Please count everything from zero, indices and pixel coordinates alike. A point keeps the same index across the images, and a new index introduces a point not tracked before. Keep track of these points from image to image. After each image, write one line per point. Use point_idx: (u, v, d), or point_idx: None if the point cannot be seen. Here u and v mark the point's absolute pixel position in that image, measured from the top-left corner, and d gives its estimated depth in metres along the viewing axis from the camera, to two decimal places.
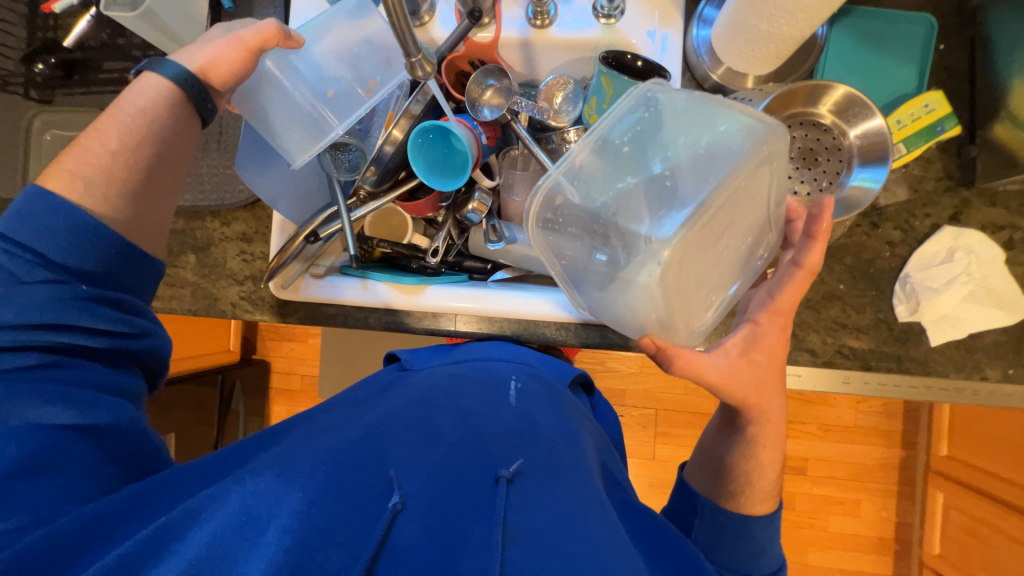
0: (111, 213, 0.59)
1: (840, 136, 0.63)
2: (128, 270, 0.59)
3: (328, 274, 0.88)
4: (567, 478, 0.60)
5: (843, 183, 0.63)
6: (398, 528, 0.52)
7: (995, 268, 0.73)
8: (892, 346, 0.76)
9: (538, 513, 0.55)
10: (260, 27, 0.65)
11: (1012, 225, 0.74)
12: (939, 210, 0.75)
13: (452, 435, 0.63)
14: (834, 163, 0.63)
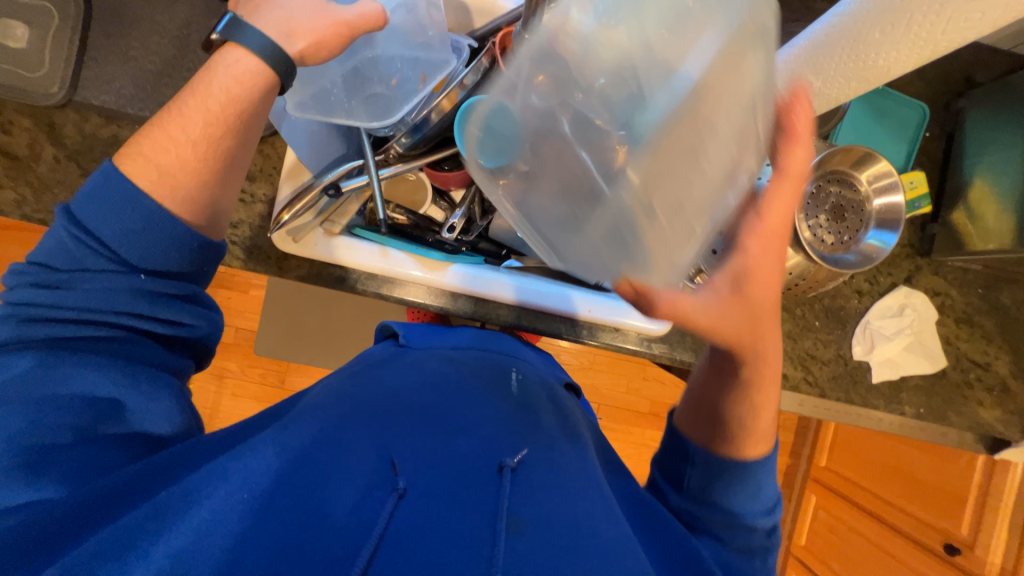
0: (148, 164, 0.51)
1: (864, 202, 0.68)
2: (152, 230, 0.51)
3: (342, 235, 0.81)
4: (574, 474, 0.58)
5: (858, 239, 0.68)
6: (397, 516, 0.48)
7: (929, 325, 0.89)
8: (845, 379, 0.89)
9: (541, 503, 0.53)
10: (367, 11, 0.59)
11: (944, 293, 0.91)
12: (898, 271, 0.90)
13: (450, 417, 0.60)
14: (855, 222, 0.68)
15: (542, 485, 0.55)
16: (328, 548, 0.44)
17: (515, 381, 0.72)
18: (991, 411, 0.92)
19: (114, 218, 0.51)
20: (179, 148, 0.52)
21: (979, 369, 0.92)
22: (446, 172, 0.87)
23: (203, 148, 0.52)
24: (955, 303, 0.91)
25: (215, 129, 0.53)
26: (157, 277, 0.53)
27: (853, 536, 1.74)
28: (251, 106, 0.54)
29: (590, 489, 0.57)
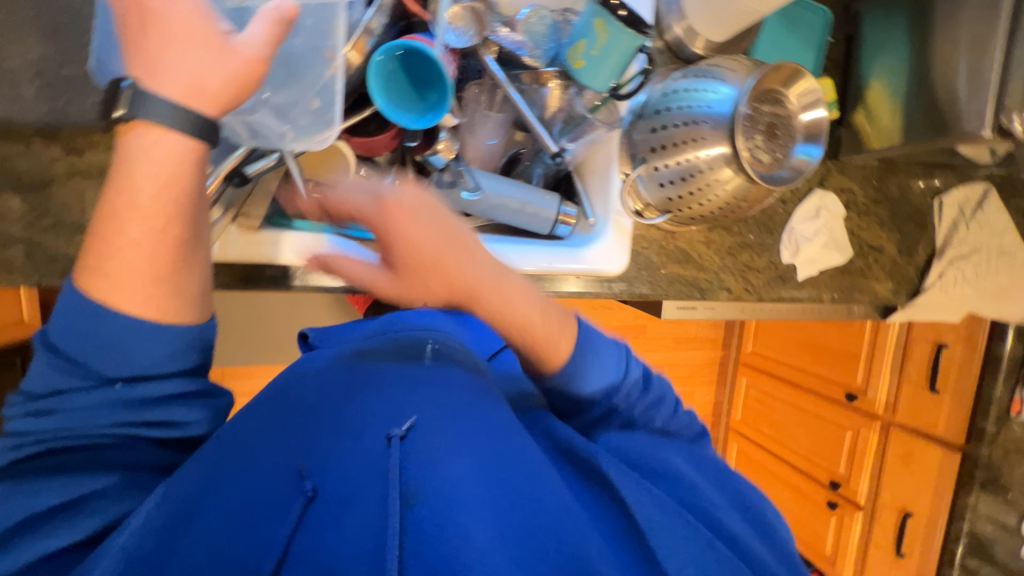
0: (105, 271, 0.42)
1: (792, 116, 0.71)
2: (95, 328, 0.42)
3: (262, 228, 0.70)
4: (469, 426, 0.61)
5: (790, 154, 0.71)
6: (305, 516, 0.52)
7: (838, 222, 1.00)
8: (776, 283, 0.99)
9: (472, 473, 0.57)
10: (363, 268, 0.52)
11: (850, 190, 1.01)
12: (813, 177, 0.97)
13: (368, 412, 0.60)
14: (786, 139, 0.71)
15: (449, 454, 0.58)
16: (228, 556, 0.48)
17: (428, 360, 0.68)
18: (884, 285, 1.09)
19: (72, 328, 0.42)
20: (124, 254, 0.42)
21: (875, 252, 1.07)
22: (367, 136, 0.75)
23: (157, 243, 0.42)
24: (855, 198, 1.02)
25: (158, 222, 0.41)
26: (136, 382, 0.45)
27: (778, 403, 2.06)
28: (191, 187, 0.42)
29: (525, 450, 0.60)
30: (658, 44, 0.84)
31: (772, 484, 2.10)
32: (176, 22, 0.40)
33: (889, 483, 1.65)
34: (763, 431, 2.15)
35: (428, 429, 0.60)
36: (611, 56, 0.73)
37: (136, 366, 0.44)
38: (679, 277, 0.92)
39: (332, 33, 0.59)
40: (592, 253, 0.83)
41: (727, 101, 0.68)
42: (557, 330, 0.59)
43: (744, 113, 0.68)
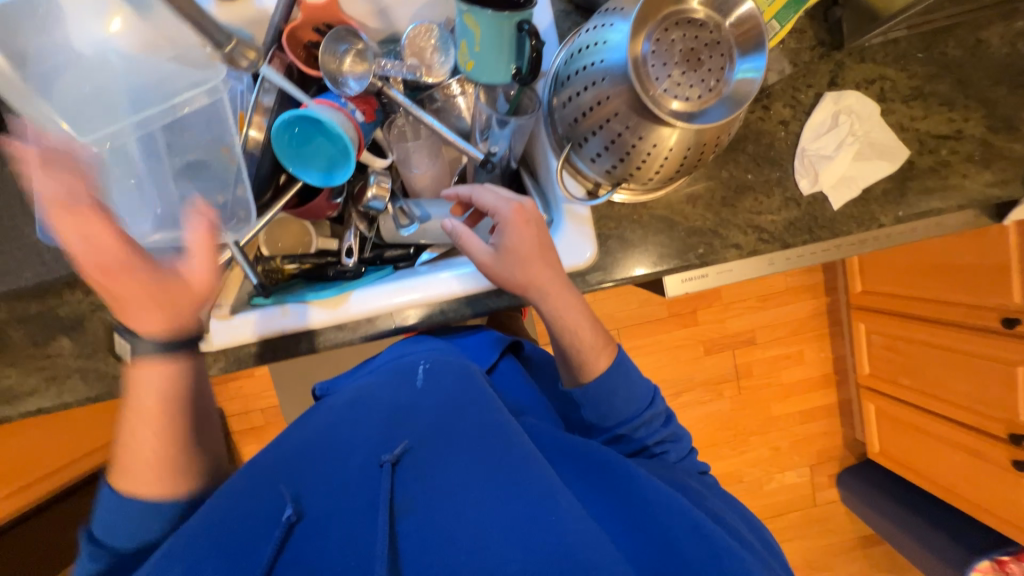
0: (125, 464, 0.54)
1: (716, 32, 0.58)
2: (124, 518, 0.53)
3: (237, 312, 0.77)
4: (461, 438, 0.62)
5: (727, 78, 0.58)
6: (291, 544, 0.52)
7: (873, 122, 0.78)
8: (803, 220, 0.80)
9: (466, 476, 0.58)
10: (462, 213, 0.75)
11: (881, 77, 0.78)
12: (818, 79, 0.77)
13: (356, 437, 0.62)
14: (716, 61, 0.57)
15: (440, 463, 0.59)
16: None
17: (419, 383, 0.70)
18: (980, 179, 0.81)
19: (111, 521, 0.53)
20: (140, 456, 0.54)
21: (951, 141, 0.80)
22: (307, 204, 0.79)
23: (156, 441, 0.54)
24: (897, 84, 0.78)
25: (152, 421, 0.54)
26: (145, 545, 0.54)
27: (914, 347, 1.65)
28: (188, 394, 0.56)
29: (514, 450, 0.60)
30: (567, 7, 0.76)
31: (931, 446, 1.67)
32: (127, 291, 0.50)
33: None
34: (902, 383, 1.74)
35: (420, 448, 0.61)
36: (495, 47, 0.66)
37: (139, 530, 0.53)
38: (669, 247, 0.80)
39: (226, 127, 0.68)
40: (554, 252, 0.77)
41: (622, 46, 0.57)
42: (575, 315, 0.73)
43: (647, 54, 0.58)
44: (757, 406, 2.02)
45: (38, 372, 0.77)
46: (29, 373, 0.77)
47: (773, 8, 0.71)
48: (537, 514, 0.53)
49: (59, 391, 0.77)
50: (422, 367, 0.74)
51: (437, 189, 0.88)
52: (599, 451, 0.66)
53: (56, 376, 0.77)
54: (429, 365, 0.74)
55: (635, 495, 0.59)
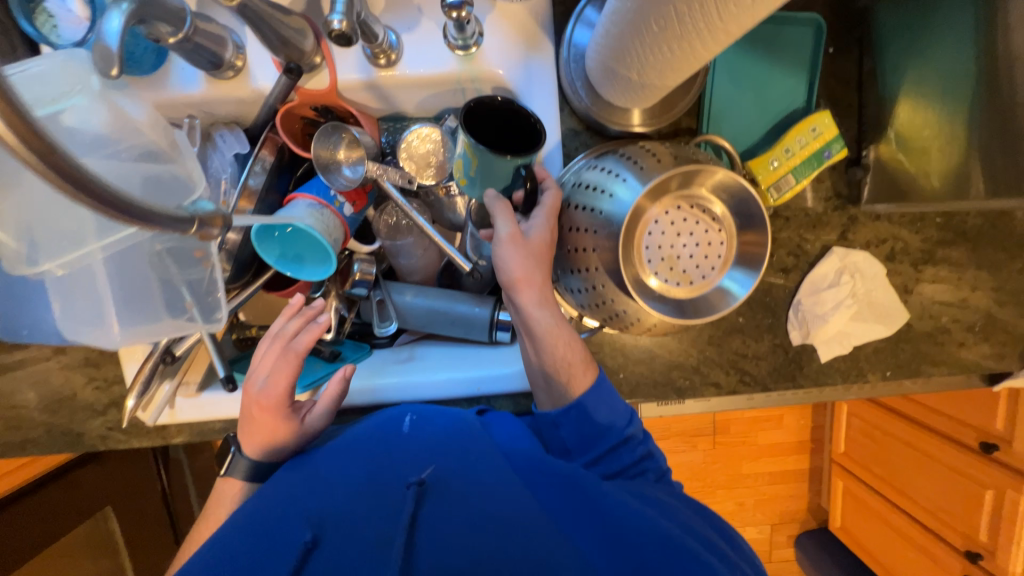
0: None
1: (716, 226, 0.56)
2: None
3: (204, 389, 0.76)
4: (464, 485, 0.63)
5: (711, 279, 0.56)
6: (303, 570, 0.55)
7: (878, 283, 0.75)
8: (789, 367, 0.78)
9: (454, 517, 0.60)
10: (508, 223, 0.59)
11: (895, 237, 0.75)
12: (829, 230, 0.75)
13: (346, 474, 0.64)
14: (711, 256, 0.56)
15: (441, 507, 0.61)
16: None
17: (407, 424, 0.70)
18: (976, 350, 0.79)
19: None
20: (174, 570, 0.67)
21: (953, 309, 0.77)
22: (287, 289, 0.77)
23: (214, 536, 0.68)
24: (909, 245, 0.75)
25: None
26: None
27: (891, 441, 1.64)
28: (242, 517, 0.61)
29: (502, 490, 0.63)
30: (578, 125, 0.72)
31: (888, 535, 1.70)
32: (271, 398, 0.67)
33: None
34: (871, 470, 1.73)
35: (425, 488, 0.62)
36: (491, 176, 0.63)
37: None
38: (648, 375, 0.78)
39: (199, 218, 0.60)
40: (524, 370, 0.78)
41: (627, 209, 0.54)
42: (579, 362, 0.65)
43: (652, 226, 0.55)
44: (728, 462, 1.90)
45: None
46: None
47: (791, 163, 0.67)
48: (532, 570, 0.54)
49: (21, 441, 0.78)
50: (411, 409, 0.72)
51: (422, 275, 0.86)
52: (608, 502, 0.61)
53: (20, 427, 0.77)
54: (417, 410, 0.72)
55: (616, 526, 0.59)
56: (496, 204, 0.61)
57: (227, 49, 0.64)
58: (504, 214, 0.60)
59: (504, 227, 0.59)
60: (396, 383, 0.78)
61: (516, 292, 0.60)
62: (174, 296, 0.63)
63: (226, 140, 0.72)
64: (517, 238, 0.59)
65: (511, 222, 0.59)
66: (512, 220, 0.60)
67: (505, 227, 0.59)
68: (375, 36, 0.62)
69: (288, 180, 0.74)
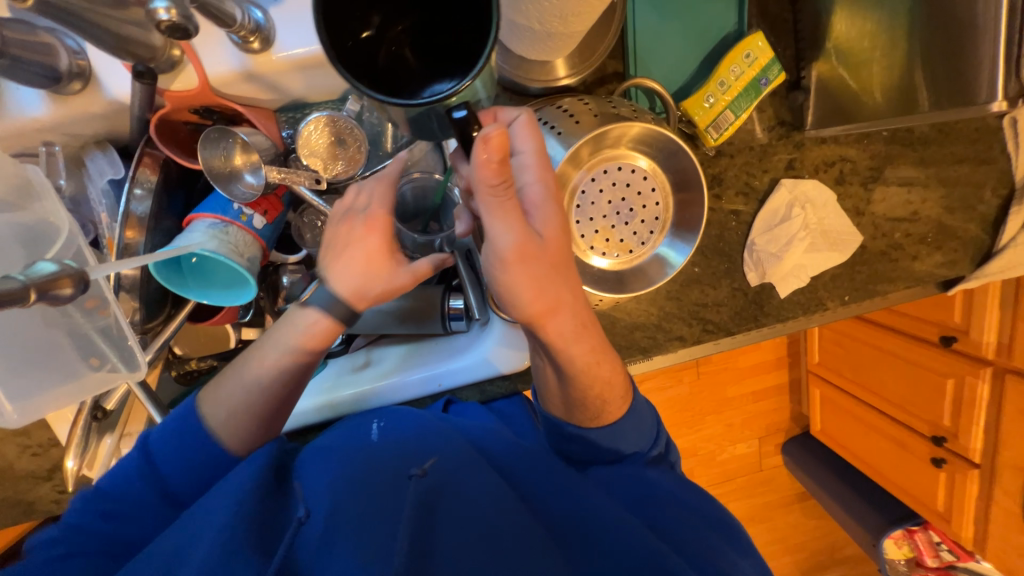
0: None
1: (648, 185, 0.53)
2: None
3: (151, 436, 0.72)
4: (479, 465, 0.59)
5: (651, 244, 0.55)
6: (299, 540, 0.52)
7: (829, 210, 0.73)
8: (749, 309, 0.76)
9: (464, 511, 0.54)
10: (512, 228, 0.39)
11: (842, 158, 0.72)
12: (776, 161, 0.71)
13: (348, 464, 0.58)
14: (648, 220, 0.54)
15: (459, 486, 0.57)
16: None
17: (376, 431, 0.63)
18: (929, 261, 0.78)
19: None
20: None
21: (905, 223, 0.76)
22: (213, 318, 0.71)
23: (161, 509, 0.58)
24: (857, 164, 0.73)
25: None
26: None
27: (858, 347, 1.71)
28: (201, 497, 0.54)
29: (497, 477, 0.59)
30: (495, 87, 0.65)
31: (864, 434, 1.80)
32: (376, 214, 0.55)
33: (1011, 440, 1.33)
34: (843, 375, 1.81)
35: (444, 467, 0.58)
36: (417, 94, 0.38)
37: None
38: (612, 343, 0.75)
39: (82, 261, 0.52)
40: (485, 358, 0.73)
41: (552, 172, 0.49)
42: (617, 397, 0.57)
43: (581, 196, 0.51)
44: (714, 389, 1.93)
45: None
46: None
47: (727, 96, 0.62)
48: (521, 555, 0.51)
49: None
50: (377, 415, 0.67)
51: None
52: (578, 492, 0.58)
53: None
54: (385, 416, 0.66)
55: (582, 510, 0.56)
56: (490, 199, 0.38)
57: (60, 57, 0.53)
58: (504, 215, 0.38)
59: (505, 237, 0.39)
60: (357, 394, 0.74)
61: (539, 330, 0.45)
62: (76, 353, 0.57)
63: (97, 163, 0.63)
64: (524, 251, 0.39)
65: (517, 226, 0.39)
66: (517, 221, 0.39)
67: (507, 237, 0.39)
68: (231, 17, 0.52)
69: (183, 198, 0.65)
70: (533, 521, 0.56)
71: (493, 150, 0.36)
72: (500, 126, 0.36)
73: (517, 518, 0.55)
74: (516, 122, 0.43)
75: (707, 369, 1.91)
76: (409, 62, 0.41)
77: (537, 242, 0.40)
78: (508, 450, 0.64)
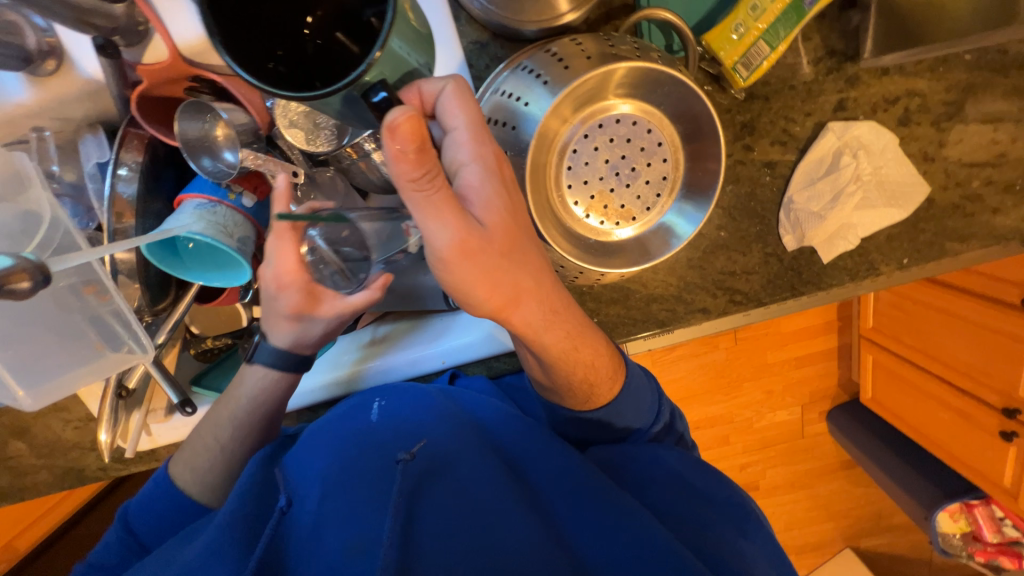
0: None
1: (653, 139, 0.47)
2: None
3: (175, 412, 0.75)
4: (475, 453, 0.54)
5: (657, 210, 0.49)
6: (292, 529, 0.49)
7: (888, 157, 0.61)
8: (785, 277, 0.67)
9: (453, 503, 0.50)
10: (448, 224, 0.34)
11: (909, 93, 0.60)
12: (823, 102, 0.60)
13: (333, 447, 0.54)
14: (653, 181, 0.48)
15: (452, 475, 0.52)
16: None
17: (376, 411, 0.58)
18: (1017, 213, 0.65)
19: None
20: None
21: (987, 169, 0.63)
22: (219, 299, 0.71)
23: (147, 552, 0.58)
24: (929, 100, 0.60)
25: None
26: None
27: (921, 310, 1.55)
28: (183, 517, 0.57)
29: (493, 464, 0.54)
30: (484, 35, 0.57)
31: (924, 403, 1.65)
32: (291, 273, 0.57)
33: None
34: (902, 341, 1.65)
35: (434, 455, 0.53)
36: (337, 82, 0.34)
37: None
38: (627, 317, 0.69)
39: (70, 245, 0.52)
40: (486, 333, 0.70)
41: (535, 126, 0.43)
42: (606, 376, 0.52)
43: (574, 153, 0.46)
44: (753, 355, 1.80)
45: (6, 472, 0.79)
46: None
47: (762, 22, 0.51)
48: (513, 551, 0.47)
49: (34, 485, 0.80)
50: (380, 393, 0.61)
51: None
52: (588, 477, 0.53)
53: (25, 473, 0.79)
54: (386, 393, 0.60)
55: (590, 495, 0.52)
56: (416, 194, 0.33)
57: (25, 37, 0.52)
58: (436, 211, 0.33)
59: (441, 236, 0.34)
60: (359, 374, 0.71)
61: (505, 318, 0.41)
62: (89, 336, 0.58)
63: (87, 146, 0.62)
64: (470, 248, 0.35)
65: (453, 221, 0.34)
66: (452, 215, 0.34)
67: (444, 236, 0.34)
68: None
69: (173, 178, 0.64)
70: (531, 510, 0.51)
71: (405, 139, 0.30)
72: (406, 109, 0.29)
73: (519, 525, 0.49)
74: (445, 94, 0.39)
75: (745, 335, 1.78)
76: (343, 50, 0.40)
77: (479, 233, 0.36)
78: (506, 429, 0.59)
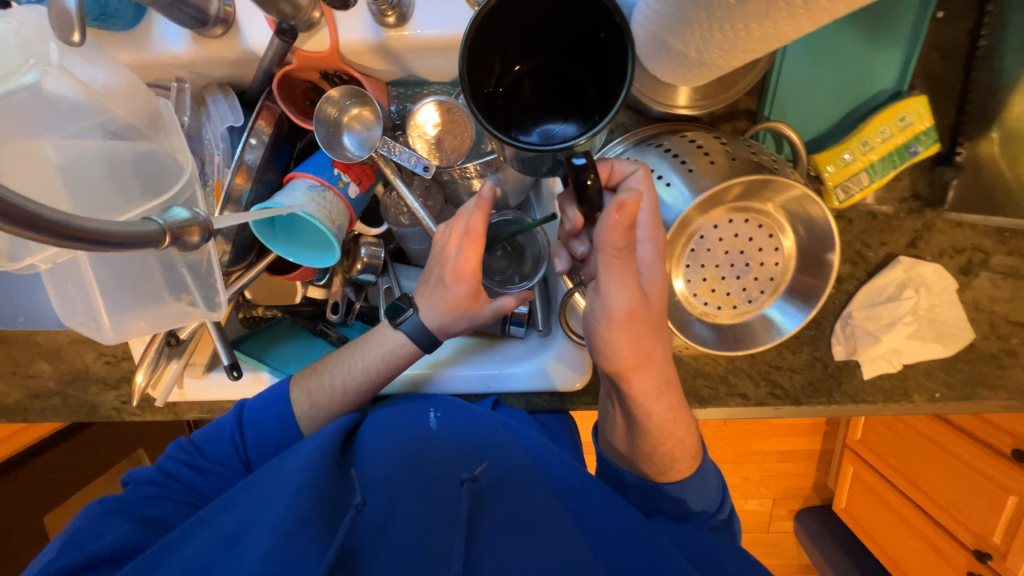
0: None
1: (769, 244, 0.55)
2: None
3: (212, 370, 0.75)
4: (529, 483, 0.57)
5: (759, 303, 0.57)
6: (358, 528, 0.51)
7: (944, 298, 0.66)
8: (826, 382, 0.70)
9: (510, 525, 0.53)
10: (625, 290, 0.43)
11: (975, 248, 0.65)
12: (898, 236, 0.65)
13: (399, 452, 0.59)
14: (762, 279, 0.56)
15: (508, 499, 0.55)
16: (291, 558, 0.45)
17: (434, 420, 0.62)
18: None
19: None
20: None
21: None
22: (289, 274, 0.73)
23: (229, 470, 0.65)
24: (990, 257, 0.66)
25: None
26: None
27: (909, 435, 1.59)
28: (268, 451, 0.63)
29: (545, 496, 0.57)
30: None
31: (897, 526, 1.67)
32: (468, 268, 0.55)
33: None
34: (886, 461, 1.67)
35: (493, 477, 0.57)
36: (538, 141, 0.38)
37: None
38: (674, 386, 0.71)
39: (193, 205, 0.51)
40: (540, 366, 0.71)
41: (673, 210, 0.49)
42: (683, 447, 0.56)
43: (700, 239, 0.54)
44: (738, 440, 1.82)
45: (20, 390, 0.78)
46: (13, 388, 0.78)
47: (868, 158, 0.57)
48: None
49: (41, 409, 0.79)
50: (433, 403, 0.65)
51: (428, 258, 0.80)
52: (636, 535, 0.53)
53: (39, 396, 0.78)
54: (441, 405, 0.64)
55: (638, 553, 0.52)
56: (613, 260, 0.42)
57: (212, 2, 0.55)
58: (619, 278, 0.43)
59: (618, 297, 0.43)
60: (402, 380, 0.72)
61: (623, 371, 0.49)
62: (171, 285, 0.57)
63: (218, 107, 0.65)
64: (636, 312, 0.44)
65: (627, 286, 0.43)
66: (628, 282, 0.43)
67: (619, 297, 0.43)
68: None
69: (288, 152, 0.67)
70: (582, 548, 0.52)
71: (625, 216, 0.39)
72: (636, 194, 0.39)
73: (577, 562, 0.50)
74: (633, 176, 0.46)
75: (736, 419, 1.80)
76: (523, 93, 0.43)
77: (643, 300, 0.45)
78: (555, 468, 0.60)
